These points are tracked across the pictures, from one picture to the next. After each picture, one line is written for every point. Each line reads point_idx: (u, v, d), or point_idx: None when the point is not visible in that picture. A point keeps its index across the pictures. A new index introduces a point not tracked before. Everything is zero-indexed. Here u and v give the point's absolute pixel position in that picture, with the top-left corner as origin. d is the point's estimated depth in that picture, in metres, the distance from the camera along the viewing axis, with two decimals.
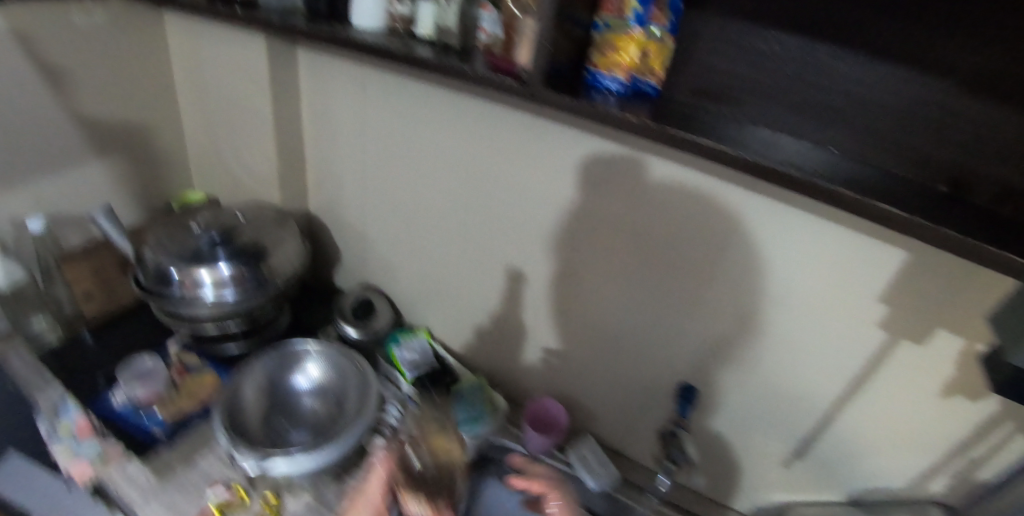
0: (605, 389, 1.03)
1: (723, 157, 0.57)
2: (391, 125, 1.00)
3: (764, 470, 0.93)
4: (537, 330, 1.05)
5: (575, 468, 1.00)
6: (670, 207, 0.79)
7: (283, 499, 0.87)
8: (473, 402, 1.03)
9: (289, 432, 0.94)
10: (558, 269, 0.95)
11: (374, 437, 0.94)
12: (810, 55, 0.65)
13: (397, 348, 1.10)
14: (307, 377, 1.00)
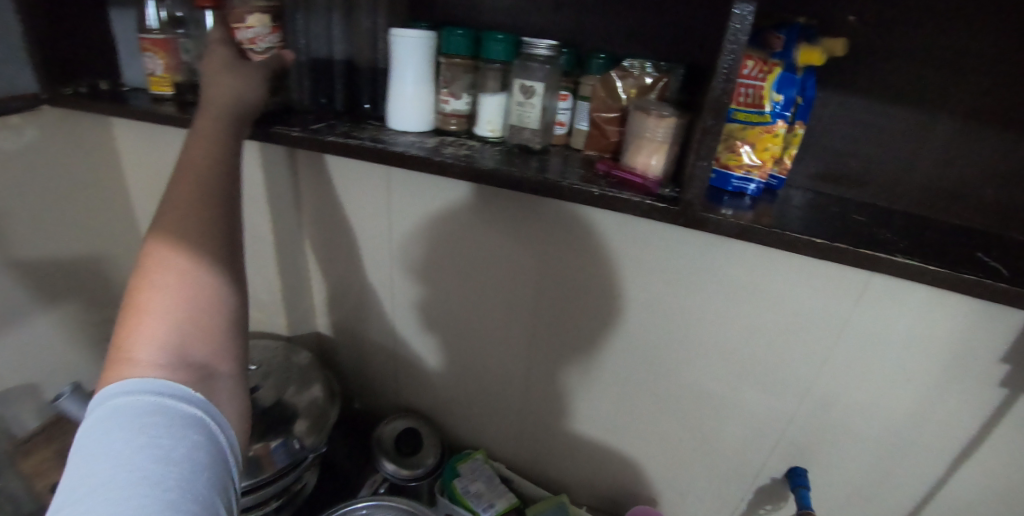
0: (700, 481, 0.93)
1: (926, 274, 0.53)
2: (427, 234, 0.84)
3: None
4: (617, 433, 0.94)
5: None
6: (781, 294, 0.72)
7: None
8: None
9: None
10: (644, 368, 0.85)
11: None
12: (946, 132, 0.59)
13: (457, 479, 0.90)
14: None
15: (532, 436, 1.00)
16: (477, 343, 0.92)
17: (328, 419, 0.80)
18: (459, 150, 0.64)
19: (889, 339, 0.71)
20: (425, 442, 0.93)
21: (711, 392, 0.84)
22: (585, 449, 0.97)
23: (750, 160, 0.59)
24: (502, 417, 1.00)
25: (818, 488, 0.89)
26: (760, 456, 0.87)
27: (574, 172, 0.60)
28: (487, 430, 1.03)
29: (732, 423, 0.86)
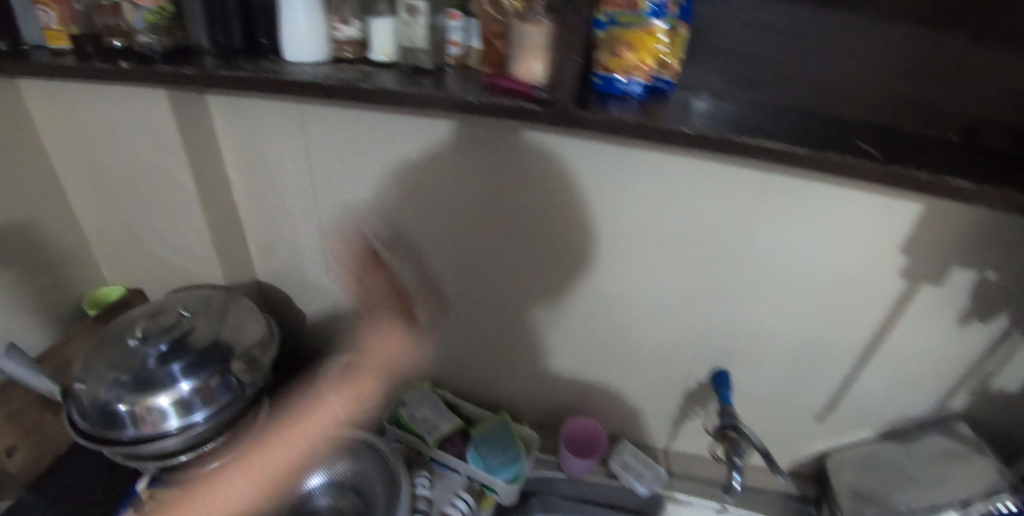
0: (634, 389, 0.99)
1: (797, 158, 0.55)
2: (360, 175, 0.86)
3: (804, 419, 0.97)
4: (559, 351, 1.00)
5: (621, 478, 0.97)
6: (688, 197, 0.75)
7: None
8: (505, 445, 0.92)
9: None
10: (571, 282, 0.89)
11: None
12: (824, 25, 0.61)
13: (404, 407, 0.97)
14: (321, 473, 0.88)
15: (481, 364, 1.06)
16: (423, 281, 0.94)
17: (266, 357, 0.84)
18: (355, 74, 0.65)
19: (793, 237, 0.75)
20: None
21: (635, 302, 0.88)
22: (536, 372, 1.03)
23: (632, 62, 0.60)
24: (458, 347, 1.05)
25: (743, 387, 0.95)
26: (686, 362, 0.93)
27: (464, 87, 0.61)
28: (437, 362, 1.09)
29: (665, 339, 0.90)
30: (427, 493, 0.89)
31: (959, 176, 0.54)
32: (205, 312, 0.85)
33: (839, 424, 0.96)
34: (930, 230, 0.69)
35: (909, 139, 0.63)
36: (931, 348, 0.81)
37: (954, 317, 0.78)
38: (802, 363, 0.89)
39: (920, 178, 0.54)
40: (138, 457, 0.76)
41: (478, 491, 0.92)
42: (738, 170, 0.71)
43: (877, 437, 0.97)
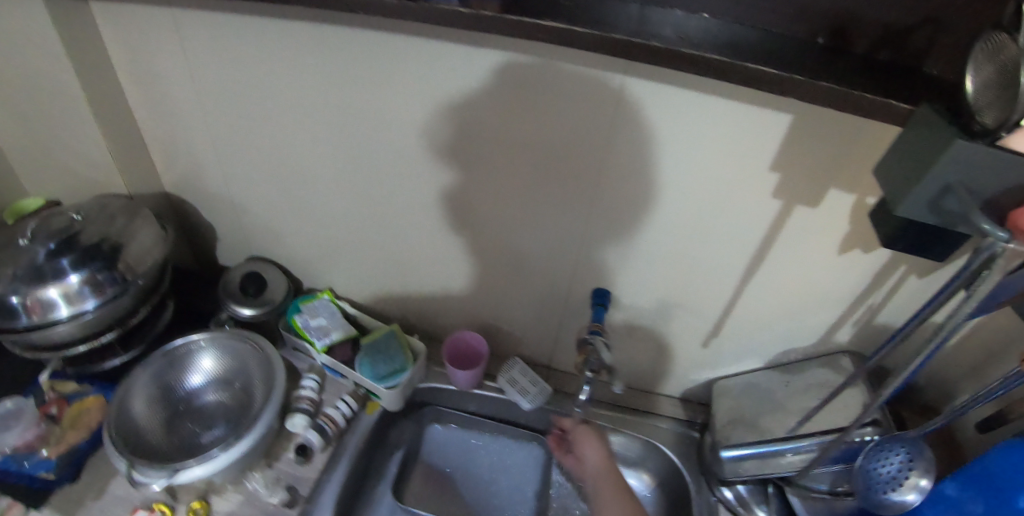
0: (530, 297, 1.09)
1: (578, 38, 0.61)
2: (305, 84, 0.85)
3: (684, 338, 1.09)
4: (467, 257, 1.07)
5: (507, 391, 1.12)
6: (551, 105, 0.77)
7: (210, 503, 0.97)
8: (391, 355, 1.09)
9: (200, 433, 1.03)
10: (449, 187, 0.95)
11: (296, 415, 1.05)
12: None
13: (299, 315, 1.14)
14: (203, 373, 1.08)
15: (444, 284, 1.15)
16: (426, 188, 0.96)
17: (155, 255, 0.98)
18: None
19: (662, 135, 0.75)
20: (270, 282, 1.17)
21: (513, 206, 0.93)
22: (497, 295, 1.11)
23: None
24: (423, 267, 1.12)
25: (623, 301, 1.04)
26: (571, 272, 1.01)
27: None
28: (354, 282, 1.23)
29: (565, 249, 0.96)
30: (313, 396, 1.10)
31: (759, 63, 0.58)
32: (93, 217, 0.96)
33: (722, 348, 1.09)
34: (798, 132, 0.70)
35: (761, 34, 0.65)
36: (797, 261, 0.87)
37: (832, 243, 0.83)
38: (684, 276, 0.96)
39: (715, 63, 0.58)
40: (32, 347, 0.91)
41: (364, 398, 1.13)
42: (609, 72, 0.71)
43: (762, 362, 1.10)
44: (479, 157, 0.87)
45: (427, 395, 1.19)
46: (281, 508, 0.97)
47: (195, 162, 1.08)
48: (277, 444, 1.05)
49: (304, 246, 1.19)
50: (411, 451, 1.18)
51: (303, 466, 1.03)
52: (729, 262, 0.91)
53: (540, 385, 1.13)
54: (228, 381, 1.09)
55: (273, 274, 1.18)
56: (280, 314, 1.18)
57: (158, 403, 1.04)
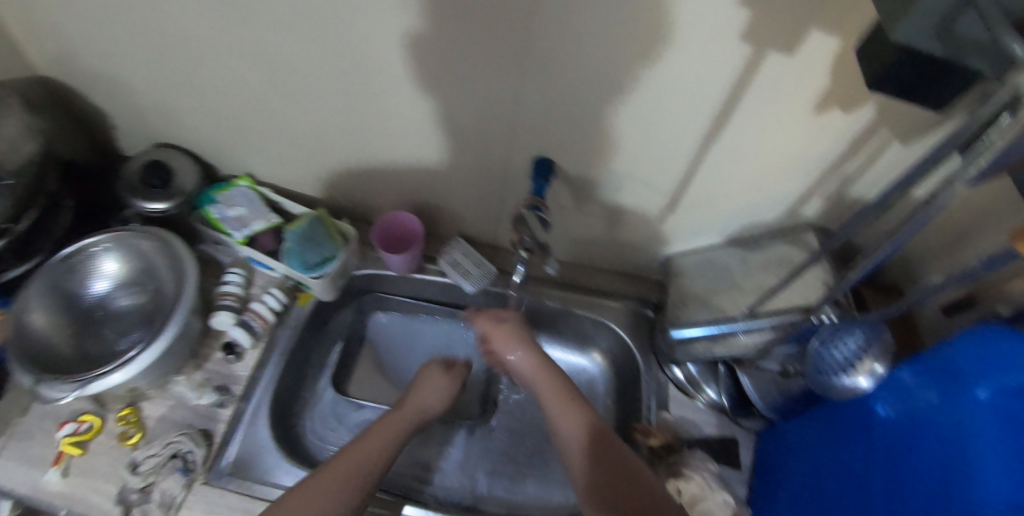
0: (556, 202, 0.74)
1: None
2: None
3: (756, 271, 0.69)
4: (470, 145, 0.68)
5: (448, 274, 0.77)
6: None
7: (140, 409, 0.66)
8: (318, 241, 0.73)
9: (121, 342, 0.68)
10: (467, 26, 0.52)
11: (219, 312, 0.70)
12: None
13: (212, 206, 0.76)
14: (110, 277, 0.69)
15: (421, 170, 0.74)
16: (388, 113, 0.66)
17: (34, 157, 0.68)
18: None
19: None
20: (181, 170, 0.76)
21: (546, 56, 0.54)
22: (450, 181, 0.75)
23: None
24: (353, 143, 0.72)
25: (694, 231, 0.74)
26: (695, 192, 0.69)
27: None
28: (283, 165, 0.79)
29: (656, 204, 0.71)
30: (277, 302, 0.72)
31: None
32: None
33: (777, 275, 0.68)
34: None
35: None
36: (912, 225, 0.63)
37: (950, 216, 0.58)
38: (780, 197, 0.67)
39: None
40: None
41: (293, 288, 0.75)
42: None
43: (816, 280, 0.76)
44: (466, 88, 0.60)
45: (361, 285, 0.80)
46: (210, 410, 0.66)
47: (106, 68, 0.69)
48: (201, 339, 0.71)
49: (198, 127, 0.76)
50: (377, 323, 0.83)
51: (236, 364, 0.70)
52: (779, 203, 0.68)
53: (607, 320, 0.79)
54: (138, 280, 0.70)
55: (186, 174, 0.76)
56: (192, 208, 0.77)
57: (58, 304, 0.67)
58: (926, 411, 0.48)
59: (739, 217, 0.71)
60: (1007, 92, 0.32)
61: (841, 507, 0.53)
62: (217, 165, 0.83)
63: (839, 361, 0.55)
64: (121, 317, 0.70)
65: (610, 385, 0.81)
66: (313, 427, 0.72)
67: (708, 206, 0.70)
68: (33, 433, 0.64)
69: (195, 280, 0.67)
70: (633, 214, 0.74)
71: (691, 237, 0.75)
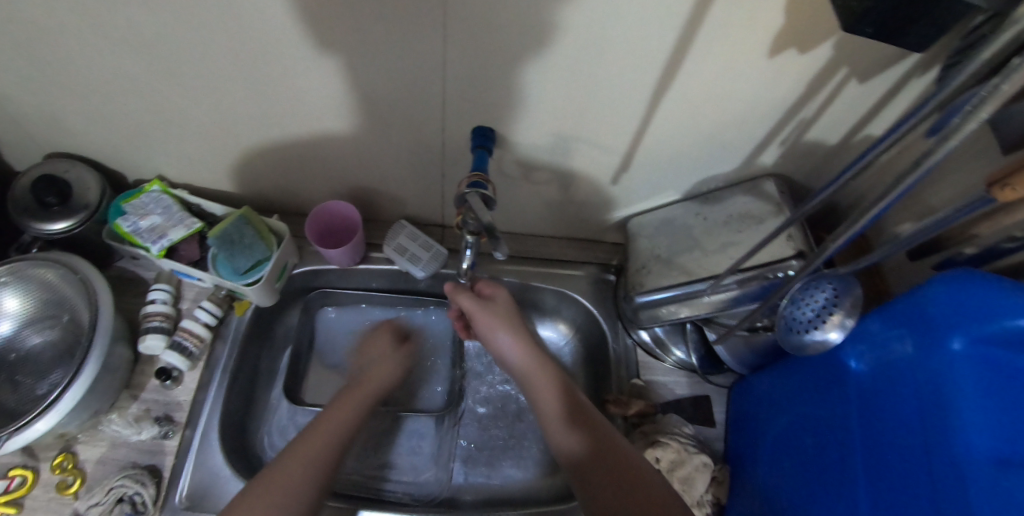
0: (503, 176, 0.69)
1: None
2: None
3: (717, 227, 0.66)
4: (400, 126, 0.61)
5: (396, 262, 0.71)
6: None
7: (74, 454, 0.61)
8: (247, 244, 0.66)
9: (35, 388, 0.60)
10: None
11: (148, 336, 0.64)
12: None
13: (120, 219, 0.66)
14: (12, 317, 0.61)
15: (350, 157, 0.67)
16: (304, 96, 0.58)
17: None
18: None
19: None
20: (82, 186, 0.66)
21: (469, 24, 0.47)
22: (385, 161, 0.68)
23: None
24: (268, 132, 0.64)
25: (651, 192, 0.70)
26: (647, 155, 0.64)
27: None
28: (194, 161, 0.70)
29: (609, 166, 0.66)
30: (210, 317, 0.66)
31: None
32: None
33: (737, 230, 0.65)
34: None
35: None
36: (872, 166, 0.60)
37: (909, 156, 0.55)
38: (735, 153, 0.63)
39: None
40: None
41: (227, 298, 0.69)
42: None
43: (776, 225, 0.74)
44: (384, 61, 0.53)
45: (303, 284, 0.74)
46: (154, 444, 0.62)
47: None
48: (133, 367, 0.65)
49: (85, 134, 0.66)
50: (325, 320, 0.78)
51: (175, 389, 0.64)
52: (735, 153, 0.64)
53: (570, 290, 0.75)
54: (45, 314, 0.62)
55: (88, 189, 0.66)
56: (101, 224, 0.68)
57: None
58: (901, 365, 0.46)
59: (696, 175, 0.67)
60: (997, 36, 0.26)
61: (819, 463, 0.52)
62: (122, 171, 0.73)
63: (808, 317, 0.53)
64: (31, 361, 0.61)
65: (579, 354, 0.79)
66: (271, 443, 0.69)
67: (664, 168, 0.66)
68: None
69: (112, 306, 0.60)
70: (586, 181, 0.69)
71: (650, 198, 0.71)
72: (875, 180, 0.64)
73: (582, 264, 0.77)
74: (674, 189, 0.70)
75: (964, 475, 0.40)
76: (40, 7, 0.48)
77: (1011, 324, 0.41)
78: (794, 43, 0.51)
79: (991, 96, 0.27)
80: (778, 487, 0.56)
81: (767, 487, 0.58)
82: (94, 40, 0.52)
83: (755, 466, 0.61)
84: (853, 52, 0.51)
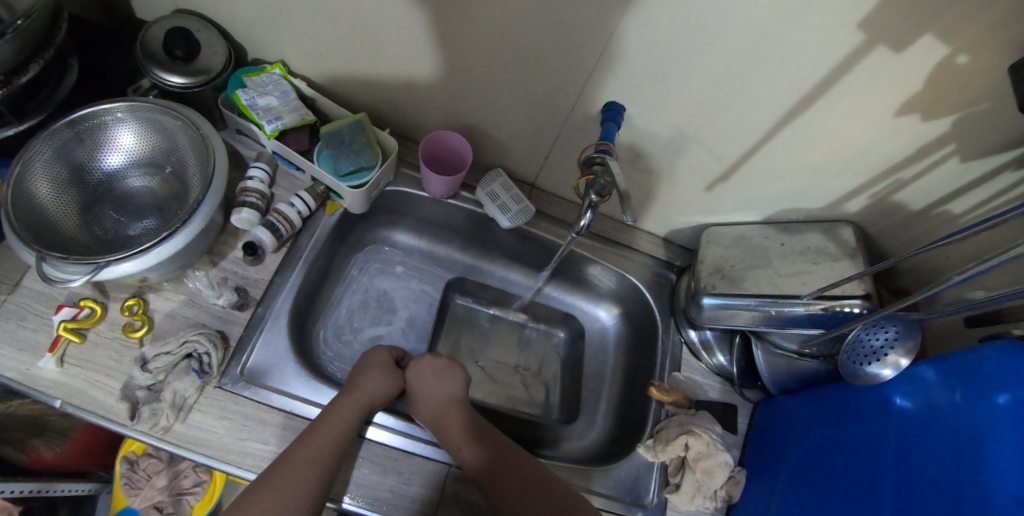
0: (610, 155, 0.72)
1: None
2: None
3: (788, 255, 0.71)
4: (541, 81, 0.64)
5: (485, 205, 0.74)
6: None
7: (147, 300, 0.62)
8: (357, 149, 0.68)
9: (130, 225, 0.61)
10: None
11: (242, 208, 0.64)
12: None
13: (240, 91, 0.66)
14: (123, 153, 0.61)
15: (476, 96, 0.69)
16: (461, 29, 0.60)
17: (48, 9, 0.53)
18: None
19: None
20: (210, 50, 0.66)
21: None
22: (501, 112, 0.70)
23: None
24: (408, 52, 0.65)
25: (735, 207, 0.75)
26: (749, 172, 0.69)
27: None
28: (320, 60, 0.70)
29: (710, 175, 0.71)
30: (304, 209, 0.67)
31: None
32: None
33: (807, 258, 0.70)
34: None
35: None
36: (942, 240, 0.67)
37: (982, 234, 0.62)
38: (823, 190, 0.69)
39: None
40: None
41: (321, 195, 0.70)
42: None
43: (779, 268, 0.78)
44: (559, 19, 0.55)
45: (389, 202, 0.76)
46: (227, 313, 0.63)
47: None
48: (218, 235, 0.66)
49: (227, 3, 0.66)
50: (378, 250, 0.80)
51: (255, 268, 0.66)
52: (825, 194, 0.70)
53: (631, 276, 0.80)
54: (156, 161, 0.63)
55: (215, 53, 0.66)
56: (217, 91, 0.68)
57: (64, 176, 0.58)
58: (946, 411, 0.52)
59: (782, 202, 0.72)
60: None
61: (846, 483, 0.57)
62: (244, 46, 0.72)
63: (876, 345, 0.58)
64: (128, 199, 0.62)
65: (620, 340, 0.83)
66: (325, 338, 0.72)
67: (757, 187, 0.71)
68: (24, 315, 0.58)
69: (223, 182, 0.60)
70: (682, 181, 0.73)
71: (732, 212, 0.76)
72: None
73: (645, 258, 0.82)
74: (755, 211, 0.75)
75: (994, 506, 0.45)
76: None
77: None
78: (923, 109, 0.56)
79: None
80: (799, 497, 0.61)
81: (785, 493, 0.63)
82: None
83: (774, 476, 0.66)
84: (971, 130, 0.56)
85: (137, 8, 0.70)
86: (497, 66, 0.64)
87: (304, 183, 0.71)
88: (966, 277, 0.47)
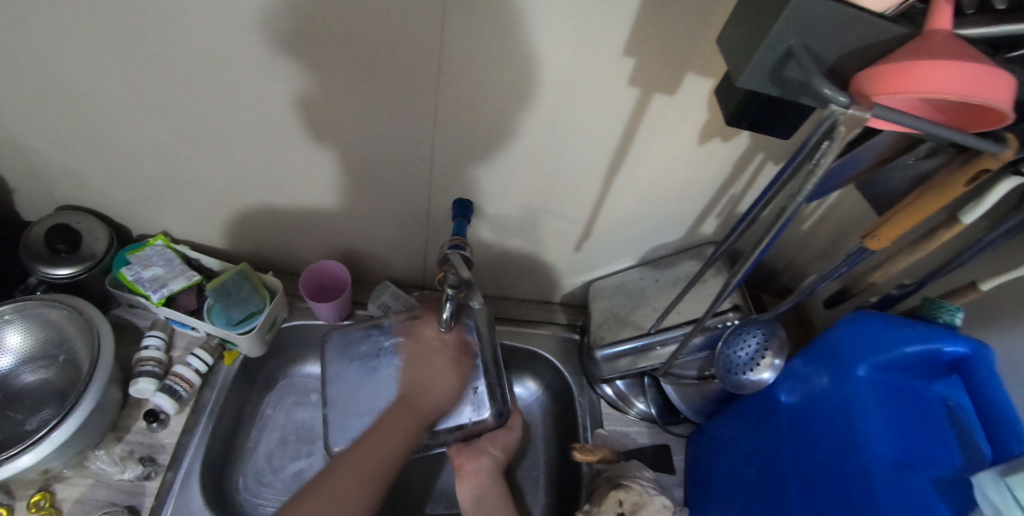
0: (481, 237, 0.78)
1: None
2: (106, 71, 0.56)
3: (663, 288, 0.76)
4: (392, 194, 0.71)
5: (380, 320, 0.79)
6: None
7: (53, 491, 0.62)
8: (243, 296, 0.73)
9: (25, 422, 0.63)
10: (380, 89, 0.56)
11: (140, 379, 0.67)
12: None
13: (125, 268, 0.72)
14: (14, 353, 0.65)
15: (345, 220, 0.76)
16: (308, 167, 0.67)
17: None
18: None
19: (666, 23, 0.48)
20: (92, 235, 0.72)
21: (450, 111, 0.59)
22: (372, 227, 0.77)
23: None
24: (274, 198, 0.73)
25: (609, 255, 0.80)
26: (604, 222, 0.75)
27: None
28: (203, 223, 0.77)
29: (573, 234, 0.76)
30: (200, 366, 0.70)
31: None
32: None
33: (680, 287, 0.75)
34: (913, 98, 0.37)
35: None
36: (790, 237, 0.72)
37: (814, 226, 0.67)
38: (675, 221, 0.75)
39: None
40: None
41: (218, 346, 0.73)
42: None
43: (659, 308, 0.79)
44: (383, 141, 0.63)
45: (292, 337, 0.79)
46: (136, 485, 0.64)
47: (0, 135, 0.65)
48: (120, 409, 0.68)
49: (106, 195, 0.74)
50: (290, 385, 0.81)
51: (160, 433, 0.67)
52: (678, 224, 0.76)
53: (538, 348, 0.83)
54: (49, 352, 0.66)
55: (97, 238, 0.72)
56: (106, 272, 0.73)
57: None
58: (821, 397, 0.53)
59: (645, 240, 0.78)
60: (823, 121, 0.35)
61: (762, 492, 0.57)
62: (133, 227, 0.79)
63: (744, 360, 0.60)
64: (21, 396, 0.64)
65: (548, 408, 0.84)
66: (246, 484, 0.72)
67: (617, 235, 0.76)
68: None
69: (112, 357, 0.63)
70: (553, 245, 0.79)
71: (609, 260, 0.81)
72: (799, 248, 0.75)
73: (547, 324, 0.86)
74: (628, 256, 0.80)
75: (874, 478, 0.46)
76: (91, 80, 0.57)
77: (901, 352, 0.49)
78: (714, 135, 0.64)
79: (817, 167, 0.37)
80: None
81: None
82: (140, 116, 0.61)
83: (711, 507, 0.65)
84: (765, 142, 0.61)
85: (32, 214, 0.78)
86: (350, 190, 0.71)
87: (201, 340, 0.75)
88: (742, 277, 0.50)
